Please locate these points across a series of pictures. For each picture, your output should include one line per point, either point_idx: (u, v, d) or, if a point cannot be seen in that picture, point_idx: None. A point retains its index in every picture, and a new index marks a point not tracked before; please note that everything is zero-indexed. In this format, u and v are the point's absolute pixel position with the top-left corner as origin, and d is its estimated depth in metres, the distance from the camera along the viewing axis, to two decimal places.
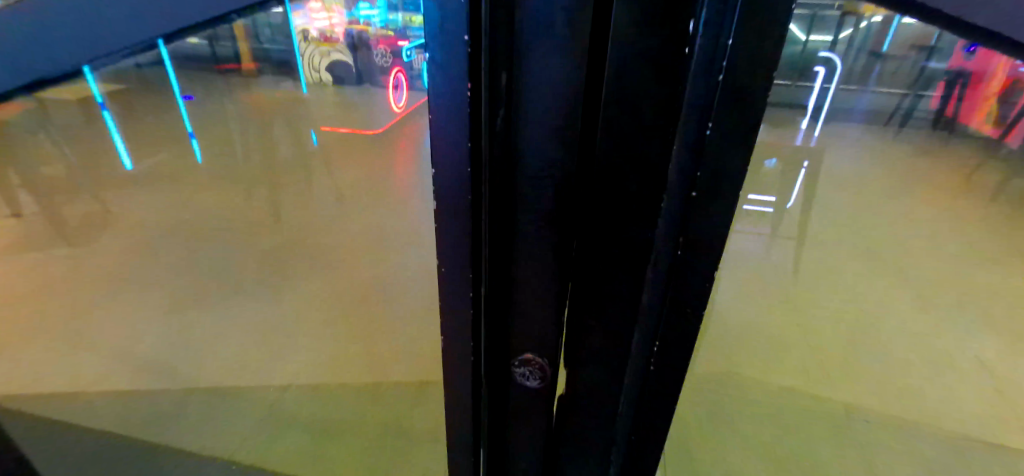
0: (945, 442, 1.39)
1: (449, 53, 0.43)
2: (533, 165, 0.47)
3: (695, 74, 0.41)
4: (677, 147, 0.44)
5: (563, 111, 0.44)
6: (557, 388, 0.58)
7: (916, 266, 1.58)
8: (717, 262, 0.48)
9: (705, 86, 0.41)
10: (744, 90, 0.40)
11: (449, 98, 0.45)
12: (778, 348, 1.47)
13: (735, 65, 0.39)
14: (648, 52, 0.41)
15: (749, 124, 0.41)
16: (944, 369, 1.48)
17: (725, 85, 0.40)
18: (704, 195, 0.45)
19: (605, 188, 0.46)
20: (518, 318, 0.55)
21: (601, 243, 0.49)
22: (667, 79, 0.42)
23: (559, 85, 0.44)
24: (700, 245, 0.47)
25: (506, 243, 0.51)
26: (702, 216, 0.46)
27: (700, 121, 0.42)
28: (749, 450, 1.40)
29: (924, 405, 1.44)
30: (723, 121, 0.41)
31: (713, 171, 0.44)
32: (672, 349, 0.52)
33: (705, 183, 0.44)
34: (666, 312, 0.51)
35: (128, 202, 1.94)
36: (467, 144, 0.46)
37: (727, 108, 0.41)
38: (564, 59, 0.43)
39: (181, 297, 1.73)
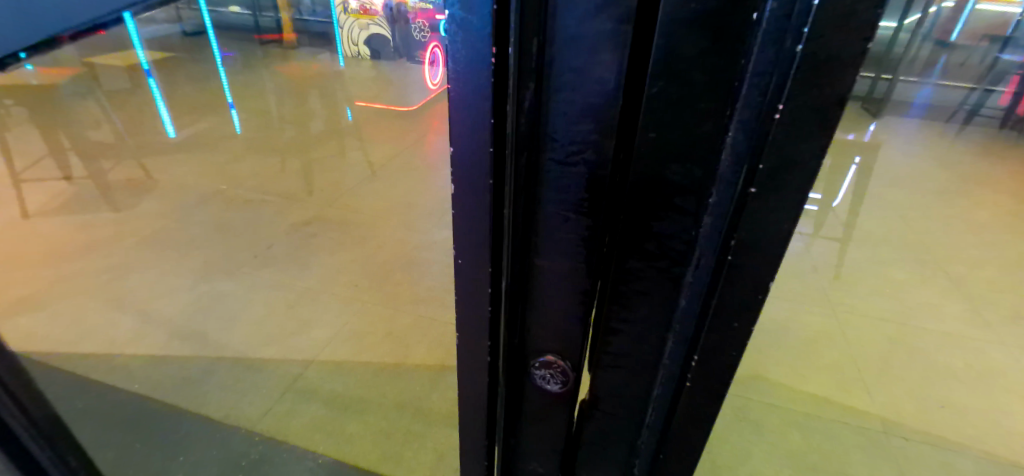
0: (990, 458, 1.11)
1: (462, 1, 0.31)
2: (556, 151, 0.35)
3: (792, 33, 0.27)
4: (738, 133, 0.31)
5: (596, 82, 0.32)
6: (568, 416, 0.48)
7: (960, 267, 1.53)
8: (768, 286, 0.36)
9: (796, 50, 0.27)
10: (834, 58, 0.27)
11: (452, 66, 0.34)
12: (815, 350, 1.34)
13: (847, 16, 0.25)
14: (704, 9, 0.28)
15: (833, 98, 0.28)
16: (1004, 381, 1.26)
17: (833, 47, 0.26)
18: (773, 202, 0.32)
19: (647, 189, 0.34)
20: (531, 338, 0.45)
21: (627, 254, 0.38)
22: (741, 42, 0.29)
23: (587, 44, 0.31)
24: (752, 270, 0.35)
25: (518, 252, 0.40)
26: (756, 228, 0.33)
27: (777, 101, 0.29)
28: (772, 444, 1.15)
29: (978, 413, 1.19)
30: (815, 105, 0.28)
31: (778, 166, 0.31)
32: (710, 387, 0.41)
33: (771, 183, 0.31)
34: (702, 346, 0.39)
35: (177, 172, 2.07)
36: (479, 126, 0.35)
37: (817, 79, 0.27)
38: (600, 10, 0.30)
39: (210, 256, 1.72)
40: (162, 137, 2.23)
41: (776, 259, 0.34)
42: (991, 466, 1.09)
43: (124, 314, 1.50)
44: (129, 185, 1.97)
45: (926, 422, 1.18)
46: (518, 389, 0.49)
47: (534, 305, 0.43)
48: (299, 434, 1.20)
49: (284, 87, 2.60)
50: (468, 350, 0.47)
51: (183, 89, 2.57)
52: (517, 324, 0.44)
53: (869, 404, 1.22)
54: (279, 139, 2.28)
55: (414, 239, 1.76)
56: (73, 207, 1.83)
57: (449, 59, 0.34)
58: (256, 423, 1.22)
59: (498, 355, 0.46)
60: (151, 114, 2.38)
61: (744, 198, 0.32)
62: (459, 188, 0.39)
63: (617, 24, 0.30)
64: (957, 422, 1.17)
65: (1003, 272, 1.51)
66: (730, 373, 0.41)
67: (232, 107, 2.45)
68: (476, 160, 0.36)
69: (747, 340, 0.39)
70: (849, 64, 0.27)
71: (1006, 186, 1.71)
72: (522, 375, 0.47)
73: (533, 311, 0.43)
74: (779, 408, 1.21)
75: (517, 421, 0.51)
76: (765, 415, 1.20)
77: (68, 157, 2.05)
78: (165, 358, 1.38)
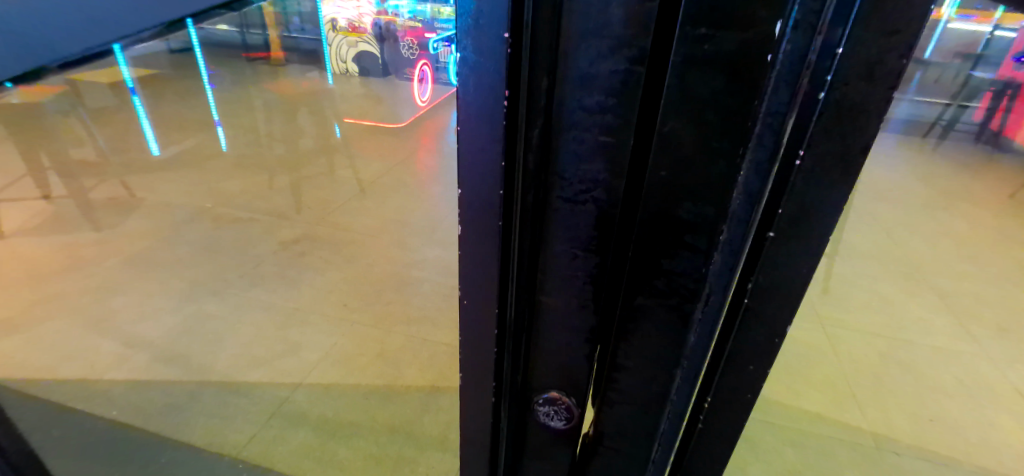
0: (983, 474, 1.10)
1: (474, 43, 0.31)
2: (566, 190, 0.35)
3: (810, 81, 0.27)
4: (750, 173, 0.31)
5: (607, 123, 0.32)
6: (572, 452, 0.47)
7: (945, 279, 1.55)
8: (785, 323, 0.36)
9: (819, 97, 0.28)
10: (858, 105, 0.27)
11: (465, 108, 0.33)
12: (810, 366, 1.33)
13: (872, 67, 0.26)
14: (720, 52, 0.28)
15: (856, 142, 0.28)
16: (993, 395, 1.26)
17: (856, 96, 0.27)
18: (793, 244, 0.32)
19: (658, 229, 0.34)
20: (535, 374, 0.44)
21: (635, 293, 0.37)
22: (754, 87, 0.28)
23: (600, 86, 0.31)
24: (770, 306, 0.35)
25: (524, 290, 0.40)
26: (774, 265, 0.33)
27: (801, 144, 0.29)
28: (770, 462, 1.13)
29: (970, 429, 1.19)
30: (838, 150, 0.29)
31: (800, 208, 0.31)
32: (721, 419, 0.41)
33: (790, 225, 0.32)
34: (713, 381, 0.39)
35: (163, 190, 2.03)
36: (490, 168, 0.34)
37: (839, 126, 0.28)
38: (612, 53, 0.30)
39: (196, 276, 1.68)
40: (145, 155, 2.19)
41: (794, 298, 0.34)
42: None
43: (104, 337, 1.46)
44: (111, 204, 1.93)
45: (919, 438, 1.17)
46: (522, 426, 0.47)
47: (540, 343, 0.42)
48: (286, 461, 1.16)
49: (275, 102, 2.58)
50: (472, 390, 0.46)
51: (170, 107, 2.55)
52: (522, 362, 0.43)
53: (864, 420, 1.21)
54: (267, 156, 2.26)
55: (405, 257, 1.75)
56: (54, 227, 1.78)
57: (460, 100, 0.33)
58: (242, 450, 1.18)
59: (503, 393, 0.45)
60: (135, 131, 2.34)
61: (763, 239, 0.33)
62: (468, 228, 0.38)
63: (630, 67, 0.30)
64: (950, 438, 1.17)
65: (988, 287, 1.53)
66: (743, 409, 0.40)
67: (218, 125, 2.43)
68: (487, 200, 0.36)
69: (759, 375, 0.39)
70: (873, 112, 0.27)
71: (986, 200, 1.75)
72: (527, 412, 0.46)
73: (538, 349, 0.43)
74: (775, 425, 1.20)
75: (520, 458, 0.50)
76: (761, 432, 1.19)
77: (49, 176, 2.01)
78: (147, 383, 1.34)
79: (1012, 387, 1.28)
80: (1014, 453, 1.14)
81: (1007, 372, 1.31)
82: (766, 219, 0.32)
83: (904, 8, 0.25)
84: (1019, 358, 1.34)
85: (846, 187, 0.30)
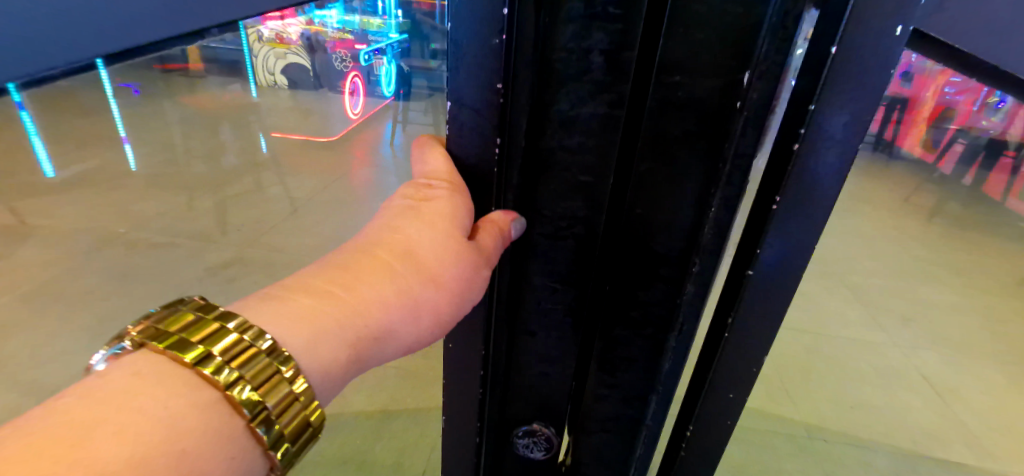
0: (896, 452, 1.03)
1: (467, 90, 0.31)
2: (545, 226, 0.36)
3: (782, 133, 0.29)
4: (720, 210, 0.33)
5: (587, 163, 0.33)
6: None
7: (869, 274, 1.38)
8: (761, 358, 0.36)
9: (794, 148, 0.28)
10: (831, 161, 0.28)
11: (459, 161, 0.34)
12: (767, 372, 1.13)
13: (844, 128, 0.27)
14: (691, 98, 0.30)
15: (830, 187, 0.29)
16: (898, 381, 1.18)
17: (830, 143, 0.28)
18: (770, 285, 0.33)
19: (631, 260, 0.36)
20: (512, 406, 0.45)
21: (611, 322, 0.38)
22: (719, 135, 0.31)
23: (580, 126, 0.32)
24: (749, 342, 0.35)
25: (504, 326, 0.40)
26: (755, 304, 0.33)
27: (779, 185, 0.29)
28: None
29: (882, 410, 1.11)
30: (814, 194, 0.29)
31: (782, 254, 0.31)
32: (701, 452, 0.41)
33: (766, 265, 0.32)
34: (697, 419, 0.39)
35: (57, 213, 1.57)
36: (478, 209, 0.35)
37: (812, 176, 0.29)
38: (593, 97, 0.31)
39: (112, 310, 1.33)
40: None
41: (770, 335, 0.35)
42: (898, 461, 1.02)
43: None
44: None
45: (839, 423, 1.08)
46: (499, 457, 0.48)
47: (518, 376, 0.43)
48: None
49: (181, 115, 1.87)
50: (456, 424, 0.46)
51: None
52: (501, 396, 0.44)
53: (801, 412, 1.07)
54: (185, 177, 1.78)
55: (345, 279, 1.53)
56: None
57: (450, 146, 0.34)
58: None
59: (483, 428, 0.45)
60: None
61: (743, 275, 0.33)
62: None
63: (609, 110, 0.31)
64: (866, 422, 1.08)
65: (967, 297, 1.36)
66: (723, 439, 0.40)
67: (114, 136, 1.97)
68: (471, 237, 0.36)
69: (739, 409, 0.39)
70: (846, 162, 0.28)
71: None
72: (506, 444, 0.47)
73: (516, 382, 0.43)
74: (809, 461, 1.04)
75: None
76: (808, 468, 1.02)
77: None
78: None
79: (910, 369, 1.20)
80: (918, 429, 1.09)
81: (915, 362, 1.22)
82: (743, 258, 0.33)
83: (871, 65, 0.25)
84: (917, 344, 1.27)
85: (823, 225, 0.30)
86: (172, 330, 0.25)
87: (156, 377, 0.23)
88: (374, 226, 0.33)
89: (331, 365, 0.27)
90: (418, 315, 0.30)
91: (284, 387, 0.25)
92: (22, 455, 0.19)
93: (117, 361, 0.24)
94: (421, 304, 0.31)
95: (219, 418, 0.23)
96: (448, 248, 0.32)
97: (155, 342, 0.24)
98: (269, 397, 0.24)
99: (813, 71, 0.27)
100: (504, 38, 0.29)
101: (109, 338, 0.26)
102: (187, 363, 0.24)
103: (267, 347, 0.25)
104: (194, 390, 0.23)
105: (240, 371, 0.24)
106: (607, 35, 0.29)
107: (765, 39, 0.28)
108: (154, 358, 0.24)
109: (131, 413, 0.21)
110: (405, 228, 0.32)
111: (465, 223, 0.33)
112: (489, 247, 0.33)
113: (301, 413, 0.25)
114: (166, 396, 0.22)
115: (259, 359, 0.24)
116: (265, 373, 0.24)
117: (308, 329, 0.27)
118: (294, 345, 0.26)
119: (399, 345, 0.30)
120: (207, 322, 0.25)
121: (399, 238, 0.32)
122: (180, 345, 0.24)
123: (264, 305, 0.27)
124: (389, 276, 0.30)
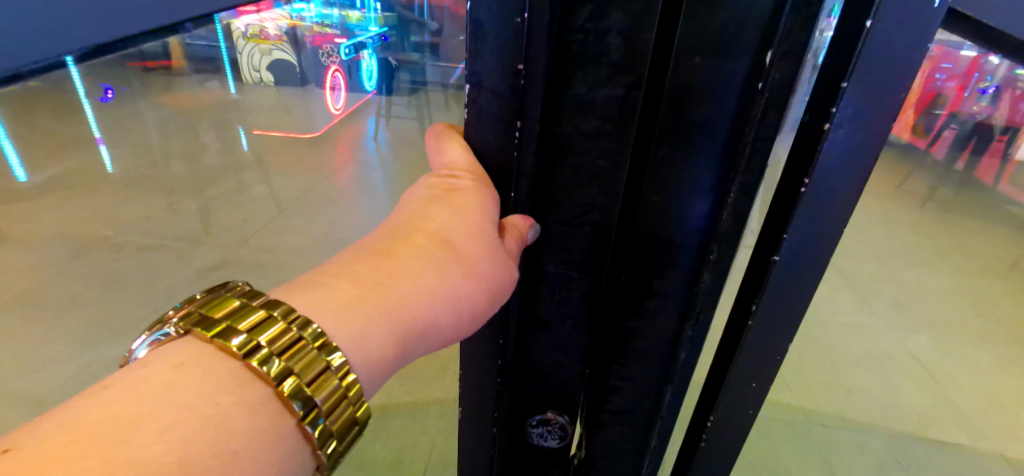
0: (893, 436, 0.99)
1: (484, 69, 0.30)
2: (563, 212, 0.36)
3: (810, 117, 0.28)
4: (739, 194, 0.33)
5: (605, 147, 0.33)
6: (563, 468, 0.48)
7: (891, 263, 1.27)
8: (785, 342, 0.35)
9: (824, 128, 0.27)
10: (866, 141, 0.27)
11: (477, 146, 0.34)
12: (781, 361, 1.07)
13: (880, 103, 0.26)
14: (712, 78, 0.30)
15: (863, 166, 0.28)
16: (907, 372, 1.11)
17: (863, 119, 0.26)
18: (793, 272, 0.31)
19: (650, 250, 0.35)
20: (528, 396, 0.45)
21: (630, 311, 0.37)
22: (744, 121, 0.30)
23: (597, 110, 0.32)
24: (768, 330, 0.34)
25: (523, 306, 0.40)
26: (781, 291, 0.32)
27: (807, 168, 0.28)
28: None
29: (881, 393, 1.07)
30: (850, 173, 0.28)
31: (809, 237, 0.30)
32: (721, 445, 0.40)
33: (793, 252, 0.31)
34: (718, 410, 0.38)
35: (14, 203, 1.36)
36: (496, 198, 0.34)
37: (847, 155, 0.27)
38: (611, 79, 0.31)
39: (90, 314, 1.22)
40: None
41: (791, 321, 0.34)
42: (894, 443, 0.98)
43: None
44: None
45: (840, 409, 1.02)
46: (512, 449, 0.48)
47: (532, 366, 0.43)
48: None
49: (156, 114, 1.53)
50: (473, 419, 0.45)
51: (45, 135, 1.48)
52: (516, 388, 0.44)
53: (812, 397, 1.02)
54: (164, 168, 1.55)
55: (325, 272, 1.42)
56: None
57: (470, 136, 0.34)
58: None
59: (499, 423, 0.45)
60: None
61: (767, 262, 0.32)
62: None
63: (627, 92, 0.31)
64: (864, 405, 1.03)
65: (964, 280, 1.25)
66: (744, 427, 0.40)
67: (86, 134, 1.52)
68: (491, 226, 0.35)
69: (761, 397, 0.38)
70: (873, 141, 0.27)
71: None
72: (519, 435, 0.47)
73: (532, 371, 0.44)
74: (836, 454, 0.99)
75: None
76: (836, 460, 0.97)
77: None
78: None
79: (907, 352, 1.15)
80: (916, 414, 1.03)
81: (912, 346, 1.17)
82: (768, 244, 0.32)
83: (907, 35, 0.24)
84: (915, 327, 1.21)
85: (853, 204, 0.29)
86: (218, 315, 0.24)
87: (204, 369, 0.22)
88: (403, 217, 0.34)
89: (377, 358, 0.26)
90: (457, 306, 0.30)
91: (333, 381, 0.24)
92: (68, 454, 0.18)
93: (163, 347, 0.23)
94: (459, 295, 0.31)
95: (268, 417, 0.22)
96: (483, 242, 0.32)
97: (202, 329, 0.24)
98: (318, 392, 0.23)
99: (843, 52, 0.26)
100: (526, 17, 0.28)
101: (153, 321, 0.25)
102: (236, 354, 0.23)
103: (315, 338, 0.24)
104: (241, 386, 0.22)
105: (286, 364, 0.23)
106: (626, 15, 0.29)
107: (785, 16, 0.28)
108: (203, 346, 0.23)
109: (179, 408, 0.21)
110: (437, 217, 0.33)
111: (493, 216, 0.33)
112: (516, 248, 0.34)
113: (347, 410, 0.24)
114: (215, 391, 0.22)
115: (307, 351, 0.24)
116: (314, 368, 0.23)
117: (355, 318, 0.26)
118: (343, 338, 0.25)
119: (437, 337, 0.30)
120: (254, 310, 0.24)
121: (436, 230, 0.32)
122: (227, 333, 0.23)
123: (305, 292, 0.26)
124: (428, 266, 0.30)
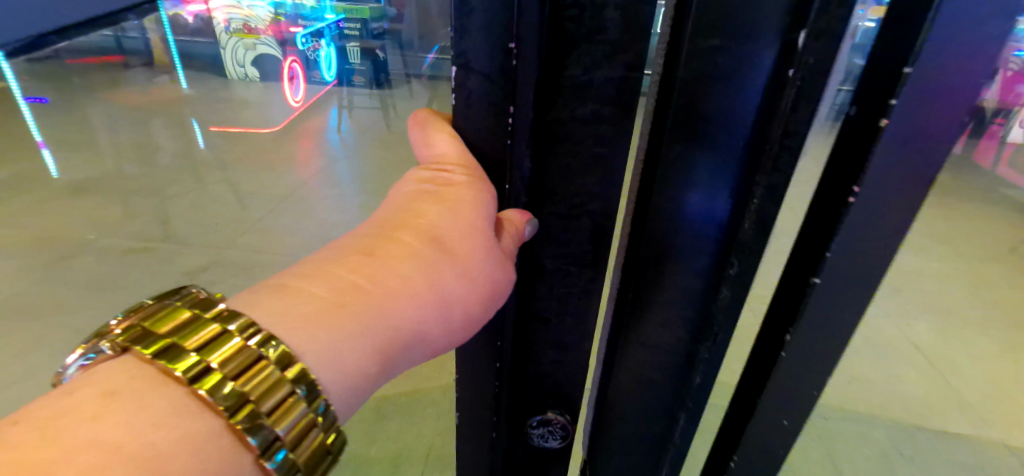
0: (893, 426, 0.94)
1: (471, 48, 0.27)
2: (559, 204, 0.33)
3: (858, 112, 0.25)
4: (763, 198, 0.30)
5: (603, 134, 0.30)
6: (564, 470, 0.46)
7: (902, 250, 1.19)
8: (830, 368, 0.32)
9: (881, 125, 0.24)
10: (928, 135, 0.24)
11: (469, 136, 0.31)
12: None
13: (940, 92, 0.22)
14: (726, 61, 0.27)
15: (929, 174, 0.25)
16: (907, 359, 1.06)
17: (933, 113, 0.23)
18: (836, 289, 0.29)
19: (657, 253, 0.33)
20: (527, 398, 0.42)
21: (637, 313, 0.36)
22: (766, 118, 0.28)
23: (594, 94, 0.29)
24: (806, 353, 0.31)
25: (520, 304, 0.37)
26: (821, 313, 0.30)
27: (857, 173, 0.25)
28: None
29: (882, 380, 1.01)
30: (911, 174, 0.25)
31: (853, 254, 0.27)
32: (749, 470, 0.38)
33: (835, 270, 0.28)
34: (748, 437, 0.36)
35: None
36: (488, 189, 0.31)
37: (910, 156, 0.24)
38: (608, 59, 0.28)
39: None
40: None
41: (833, 343, 0.31)
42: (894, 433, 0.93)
43: None
44: None
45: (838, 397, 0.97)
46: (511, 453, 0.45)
47: (531, 367, 0.40)
48: None
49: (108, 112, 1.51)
50: (472, 419, 0.43)
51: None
52: (518, 392, 0.42)
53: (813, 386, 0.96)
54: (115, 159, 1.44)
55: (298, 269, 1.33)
56: None
57: (458, 122, 0.31)
58: None
59: (499, 427, 0.43)
60: None
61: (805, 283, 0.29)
62: None
63: (626, 74, 0.29)
64: (862, 393, 0.98)
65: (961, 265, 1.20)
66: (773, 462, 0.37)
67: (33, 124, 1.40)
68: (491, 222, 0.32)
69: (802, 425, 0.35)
70: (942, 148, 0.24)
71: None
72: (520, 437, 0.44)
73: (533, 376, 0.41)
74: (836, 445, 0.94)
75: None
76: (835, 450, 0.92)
77: None
78: None
79: (906, 337, 1.10)
80: (916, 402, 0.99)
81: (911, 330, 1.12)
82: (808, 263, 0.29)
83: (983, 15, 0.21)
84: (913, 311, 1.15)
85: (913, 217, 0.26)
86: (162, 332, 0.21)
87: (139, 399, 0.19)
88: (390, 209, 0.31)
89: (360, 375, 0.23)
90: (450, 315, 0.28)
91: (301, 406, 0.21)
92: None
93: (91, 371, 0.20)
94: (452, 301, 0.28)
95: (219, 454, 0.19)
96: (479, 241, 0.29)
97: (141, 347, 0.20)
98: (279, 422, 0.20)
99: (902, 29, 0.22)
100: None
101: (88, 336, 0.21)
102: (182, 380, 0.20)
103: (279, 357, 0.21)
104: (185, 418, 0.19)
105: (239, 387, 0.20)
106: None
107: None
108: (140, 368, 0.20)
109: (100, 452, 0.17)
110: (428, 213, 0.29)
111: (488, 212, 0.30)
112: (511, 246, 0.32)
113: (319, 436, 0.22)
114: (150, 425, 0.18)
115: (269, 372, 0.21)
116: (275, 394, 0.21)
117: (332, 329, 0.23)
118: (313, 355, 0.22)
119: (429, 344, 0.27)
120: (205, 325, 0.21)
121: (427, 226, 0.29)
122: (172, 354, 0.20)
123: (274, 297, 0.23)
124: (419, 268, 0.27)
